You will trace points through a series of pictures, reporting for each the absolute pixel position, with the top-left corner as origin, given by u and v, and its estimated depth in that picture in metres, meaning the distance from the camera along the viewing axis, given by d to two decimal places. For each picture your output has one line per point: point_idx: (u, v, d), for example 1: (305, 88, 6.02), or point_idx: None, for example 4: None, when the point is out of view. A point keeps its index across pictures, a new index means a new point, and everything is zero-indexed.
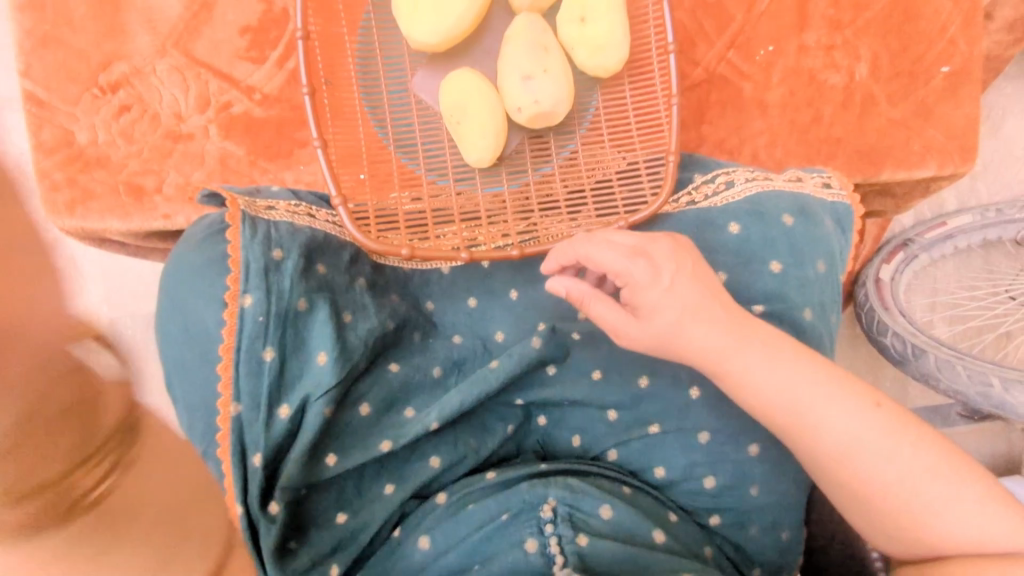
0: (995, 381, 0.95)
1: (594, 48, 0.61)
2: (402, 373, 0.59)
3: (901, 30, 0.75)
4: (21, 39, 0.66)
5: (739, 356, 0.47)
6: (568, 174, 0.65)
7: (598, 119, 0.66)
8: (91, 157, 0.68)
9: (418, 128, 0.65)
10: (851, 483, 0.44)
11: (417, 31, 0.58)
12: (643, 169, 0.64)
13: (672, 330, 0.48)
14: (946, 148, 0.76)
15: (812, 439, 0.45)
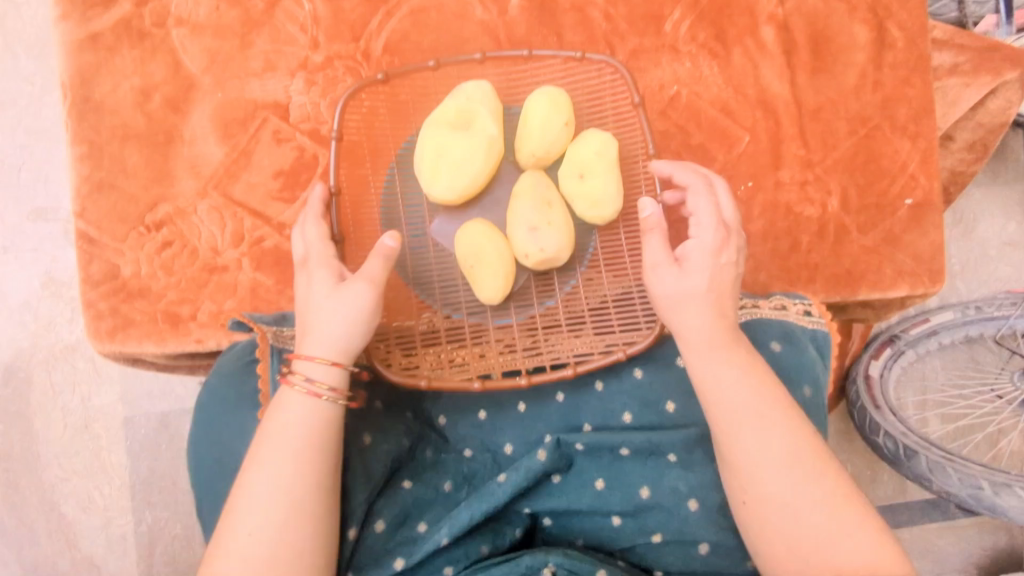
0: (984, 484, 0.98)
1: (592, 201, 0.68)
2: (414, 489, 0.64)
3: (867, 167, 0.83)
4: (78, 185, 0.74)
5: (721, 358, 0.56)
6: (570, 304, 0.70)
7: (597, 257, 0.71)
8: (133, 288, 0.74)
9: (432, 265, 0.70)
10: (781, 513, 0.51)
11: (437, 188, 0.66)
12: (637, 297, 0.69)
13: (691, 306, 0.57)
14: (916, 272, 0.83)
15: (753, 468, 0.53)
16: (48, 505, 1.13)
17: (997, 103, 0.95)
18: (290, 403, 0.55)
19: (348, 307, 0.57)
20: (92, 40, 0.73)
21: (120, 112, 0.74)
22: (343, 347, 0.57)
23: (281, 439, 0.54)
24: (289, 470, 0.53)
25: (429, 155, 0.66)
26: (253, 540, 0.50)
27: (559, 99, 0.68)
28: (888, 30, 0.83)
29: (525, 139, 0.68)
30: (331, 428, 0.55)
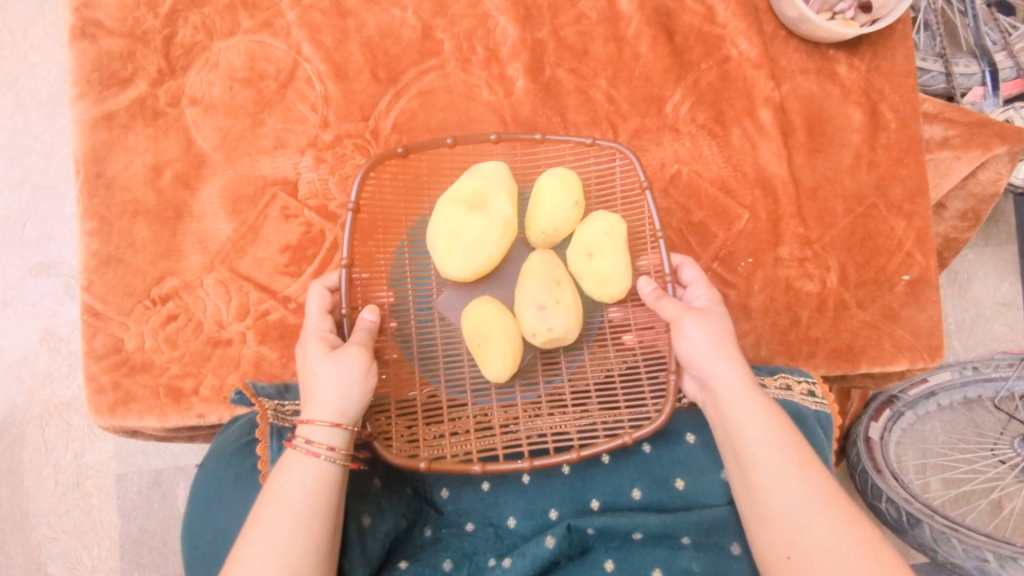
0: (990, 557, 0.97)
1: (600, 280, 0.68)
2: (410, 569, 0.62)
3: (864, 244, 0.84)
4: (87, 259, 0.75)
5: (751, 408, 0.58)
6: (576, 381, 0.70)
7: (602, 334, 0.72)
8: (136, 362, 0.74)
9: (438, 340, 0.70)
10: (829, 565, 0.51)
11: (450, 265, 0.66)
12: (643, 374, 0.69)
13: (717, 357, 0.61)
14: (915, 347, 0.84)
15: (794, 518, 0.53)
16: (35, 565, 1.10)
17: (988, 175, 0.97)
18: (293, 466, 0.55)
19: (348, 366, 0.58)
20: (107, 119, 0.76)
21: (131, 188, 0.76)
22: (342, 407, 0.57)
23: (284, 499, 0.53)
24: (289, 533, 0.51)
25: (443, 234, 0.67)
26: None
27: (570, 178, 0.69)
28: (881, 112, 0.86)
29: (536, 217, 0.70)
30: (332, 491, 0.54)
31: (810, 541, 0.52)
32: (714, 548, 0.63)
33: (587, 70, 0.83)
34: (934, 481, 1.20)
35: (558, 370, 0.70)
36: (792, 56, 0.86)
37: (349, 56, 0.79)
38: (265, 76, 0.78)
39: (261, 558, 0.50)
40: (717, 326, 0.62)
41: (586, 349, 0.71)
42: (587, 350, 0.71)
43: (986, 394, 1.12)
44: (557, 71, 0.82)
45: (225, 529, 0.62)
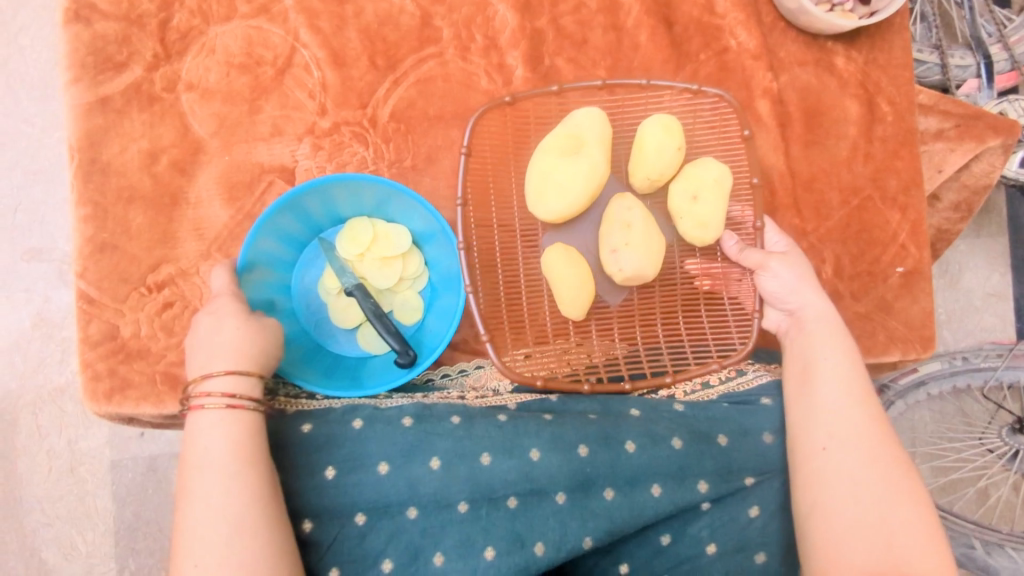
0: (978, 544, 0.99)
1: (698, 221, 0.75)
2: (421, 519, 0.60)
3: (859, 236, 0.85)
4: (81, 246, 0.74)
5: (833, 348, 0.66)
6: (670, 320, 0.80)
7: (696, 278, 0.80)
8: (132, 349, 0.74)
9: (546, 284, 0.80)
10: (857, 460, 0.60)
11: (541, 207, 0.75)
12: (729, 313, 0.79)
13: (803, 292, 0.70)
14: (907, 337, 0.84)
15: (836, 423, 0.62)
16: (29, 551, 1.11)
17: (982, 166, 0.97)
18: (209, 425, 0.59)
19: (256, 329, 0.65)
20: (102, 104, 0.75)
21: (126, 173, 0.75)
22: (253, 359, 0.63)
23: (204, 464, 0.57)
24: (223, 491, 0.55)
25: (536, 181, 0.75)
26: (204, 569, 0.52)
27: (673, 125, 0.74)
28: (878, 105, 0.86)
29: (643, 163, 0.75)
30: (254, 438, 0.59)
31: (847, 452, 0.60)
32: (729, 512, 0.65)
33: (586, 59, 0.82)
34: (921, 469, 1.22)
35: (654, 314, 0.80)
36: (790, 47, 0.86)
37: (346, 43, 0.78)
38: (262, 61, 0.77)
39: (209, 518, 0.54)
40: (800, 267, 0.72)
41: (678, 286, 0.81)
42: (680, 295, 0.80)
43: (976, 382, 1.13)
44: (556, 61, 0.82)
45: None
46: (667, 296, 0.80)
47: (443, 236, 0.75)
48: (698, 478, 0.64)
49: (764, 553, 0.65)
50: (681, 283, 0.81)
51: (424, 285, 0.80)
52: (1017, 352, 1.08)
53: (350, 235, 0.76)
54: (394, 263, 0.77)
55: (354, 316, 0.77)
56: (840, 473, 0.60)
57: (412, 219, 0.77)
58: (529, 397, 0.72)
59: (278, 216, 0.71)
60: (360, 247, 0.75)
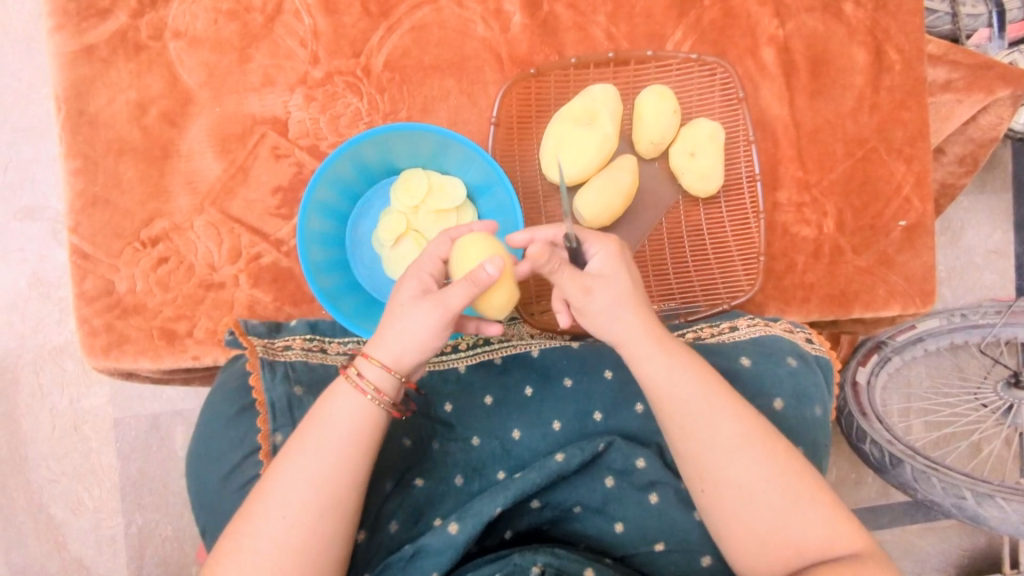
0: (969, 495, 1.00)
1: (700, 174, 0.77)
2: (426, 487, 0.63)
3: (862, 189, 0.83)
4: (72, 200, 0.73)
5: (630, 320, 0.55)
6: (680, 269, 0.80)
7: (703, 229, 0.81)
8: (128, 305, 0.73)
9: None
10: (721, 465, 0.53)
11: (554, 172, 0.75)
12: (738, 260, 0.80)
13: (617, 315, 0.55)
14: (907, 292, 0.83)
15: (700, 416, 0.54)
16: (36, 507, 1.12)
17: (989, 119, 0.94)
18: (336, 398, 0.53)
19: (420, 318, 0.53)
20: (86, 53, 0.73)
21: (115, 126, 0.73)
22: (400, 355, 0.53)
23: (327, 434, 0.52)
24: (326, 463, 0.51)
25: (551, 145, 0.76)
26: (288, 527, 0.49)
27: (667, 90, 0.76)
28: (886, 53, 0.83)
29: (643, 129, 0.77)
30: (377, 429, 0.53)
31: (715, 451, 0.53)
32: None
33: (586, 5, 0.80)
34: (915, 424, 1.22)
35: (664, 261, 0.80)
36: None
37: None
38: (250, 8, 0.75)
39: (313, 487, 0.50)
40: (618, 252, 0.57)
41: (685, 236, 0.81)
42: (690, 248, 0.81)
43: (973, 339, 1.13)
44: (555, 7, 0.79)
45: (212, 449, 0.64)
46: (676, 246, 0.81)
47: (500, 188, 0.73)
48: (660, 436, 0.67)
49: None
50: (689, 234, 0.81)
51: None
52: (1015, 309, 1.08)
53: (406, 186, 0.74)
54: (448, 216, 0.76)
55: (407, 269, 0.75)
56: (706, 458, 0.53)
57: (467, 171, 0.76)
58: (518, 347, 0.72)
59: (335, 165, 0.69)
60: (416, 199, 0.73)
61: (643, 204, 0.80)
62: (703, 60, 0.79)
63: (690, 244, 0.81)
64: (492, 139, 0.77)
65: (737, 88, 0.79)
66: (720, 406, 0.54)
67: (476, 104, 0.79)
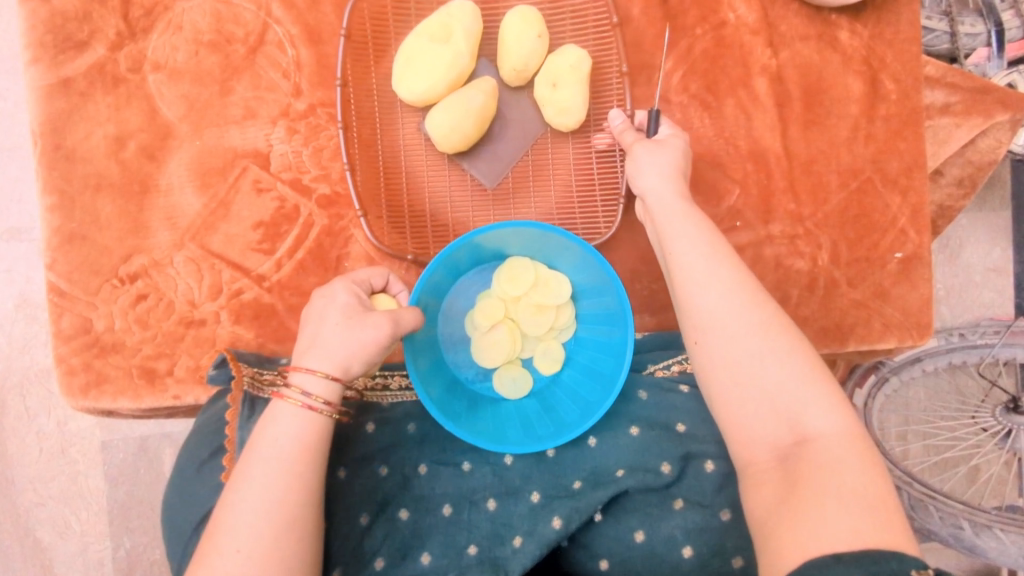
0: (966, 525, 0.97)
1: (560, 108, 0.73)
2: (412, 519, 0.59)
3: (857, 220, 0.82)
4: (49, 236, 0.71)
5: (665, 184, 0.62)
6: (543, 205, 0.77)
7: (568, 165, 0.78)
8: (107, 343, 0.71)
9: (422, 163, 0.77)
10: (722, 331, 0.51)
11: (402, 88, 0.71)
12: (600, 199, 0.77)
13: (660, 185, 0.62)
14: (904, 325, 0.81)
15: (693, 273, 0.54)
16: (24, 531, 1.11)
17: (988, 142, 0.92)
18: (281, 419, 0.51)
19: (353, 329, 0.54)
20: (64, 85, 0.71)
21: (93, 160, 0.72)
22: (345, 363, 0.53)
23: (269, 455, 0.49)
24: (281, 488, 0.48)
25: (402, 62, 0.72)
26: (244, 561, 0.45)
27: (530, 13, 0.72)
28: (881, 82, 0.82)
29: (506, 54, 0.73)
30: (321, 446, 0.51)
31: (715, 339, 0.52)
32: (701, 508, 0.58)
33: (574, 33, 0.79)
34: (914, 448, 1.20)
35: (526, 194, 0.78)
36: (792, 21, 0.82)
37: (322, 18, 0.75)
38: (232, 39, 0.74)
39: (262, 513, 0.47)
40: (667, 154, 0.64)
41: (552, 171, 0.78)
42: (554, 184, 0.77)
43: (971, 360, 1.10)
44: None
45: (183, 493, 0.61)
46: (538, 178, 0.78)
47: (612, 296, 0.69)
48: (660, 461, 0.60)
49: (742, 557, 0.57)
50: (553, 166, 0.78)
51: (570, 337, 0.77)
52: (1014, 330, 1.05)
53: (511, 274, 0.72)
54: (548, 313, 0.73)
55: (492, 357, 0.73)
56: (698, 318, 0.53)
57: (580, 273, 0.73)
58: None
59: (453, 250, 0.68)
60: (520, 289, 0.72)
61: (508, 133, 0.77)
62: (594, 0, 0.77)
63: (554, 181, 0.78)
64: (343, 53, 0.73)
65: (610, 18, 0.77)
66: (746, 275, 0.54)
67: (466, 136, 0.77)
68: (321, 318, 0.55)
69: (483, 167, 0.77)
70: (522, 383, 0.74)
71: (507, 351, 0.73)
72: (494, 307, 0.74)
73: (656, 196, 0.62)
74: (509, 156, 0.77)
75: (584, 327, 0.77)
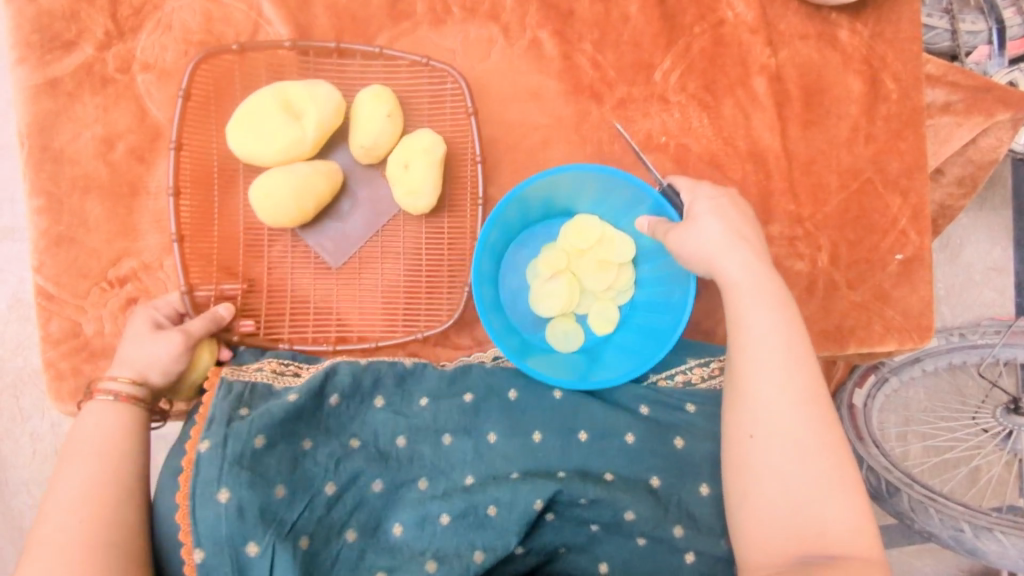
0: (967, 528, 0.96)
1: (408, 189, 0.71)
2: (385, 489, 0.58)
3: (857, 222, 0.81)
4: (36, 239, 0.70)
5: (735, 255, 0.57)
6: (386, 286, 0.76)
7: (420, 250, 0.77)
8: (96, 347, 0.70)
9: (265, 233, 0.74)
10: (777, 419, 0.50)
11: (234, 140, 0.68)
12: (445, 287, 0.77)
13: (727, 252, 0.57)
14: (904, 327, 0.80)
15: (760, 345, 0.53)
16: (17, 534, 1.10)
17: (988, 142, 0.91)
18: (94, 411, 0.57)
19: (147, 342, 0.62)
20: (51, 86, 0.70)
21: (81, 161, 0.71)
22: (145, 367, 0.61)
23: (85, 444, 0.55)
24: (89, 471, 0.53)
25: (245, 109, 0.69)
26: (60, 526, 0.49)
27: (383, 95, 0.70)
28: (882, 81, 0.81)
29: (356, 129, 0.71)
30: (134, 432, 0.57)
31: (769, 430, 0.50)
32: (702, 533, 0.59)
33: (571, 32, 0.78)
34: (913, 450, 1.18)
35: (371, 270, 0.76)
36: (791, 19, 0.80)
37: (313, 19, 0.74)
38: (223, 39, 0.73)
39: (77, 492, 0.51)
40: (731, 215, 0.60)
41: (402, 253, 0.77)
42: (408, 267, 0.77)
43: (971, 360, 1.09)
44: (539, 34, 0.78)
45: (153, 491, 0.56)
46: (391, 248, 0.77)
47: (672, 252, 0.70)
48: (648, 474, 0.62)
49: None
50: (408, 252, 0.77)
51: (626, 300, 0.77)
52: (1015, 330, 1.04)
53: (576, 230, 0.73)
54: (610, 271, 0.74)
55: (551, 307, 0.74)
56: (755, 398, 0.52)
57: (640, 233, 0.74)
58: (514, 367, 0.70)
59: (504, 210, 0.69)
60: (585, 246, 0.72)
61: (359, 211, 0.75)
62: (431, 67, 0.75)
63: (404, 262, 0.77)
64: (183, 112, 0.71)
65: (467, 103, 0.75)
66: (807, 354, 0.53)
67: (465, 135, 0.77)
68: (131, 333, 0.64)
69: (329, 242, 0.75)
70: (575, 337, 0.76)
71: (564, 305, 0.74)
72: (557, 258, 0.75)
73: (731, 270, 0.56)
74: (358, 231, 0.75)
75: (642, 291, 0.77)
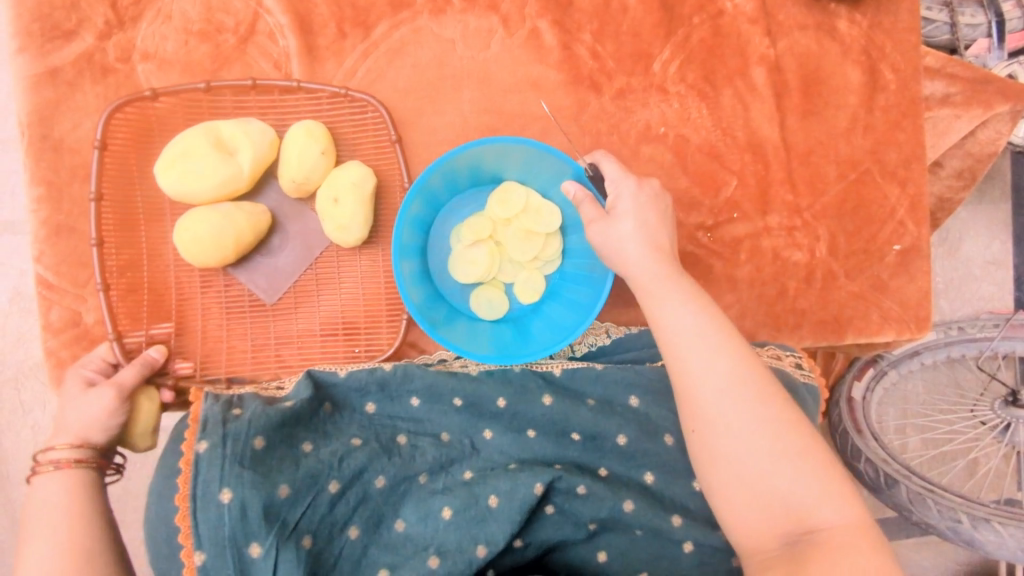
0: (965, 518, 0.96)
1: (338, 225, 0.70)
2: (387, 486, 0.57)
3: (856, 212, 0.81)
4: (36, 228, 0.70)
5: (648, 255, 0.58)
6: (322, 323, 0.75)
7: (355, 286, 0.76)
8: (96, 336, 0.71)
9: (197, 276, 0.73)
10: (720, 413, 0.50)
11: (165, 179, 0.67)
12: (383, 319, 0.76)
13: (637, 256, 0.58)
14: (901, 317, 0.80)
15: (681, 341, 0.53)
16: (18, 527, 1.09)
17: (987, 134, 0.90)
18: (45, 488, 0.55)
19: (87, 399, 0.62)
20: (51, 75, 0.70)
21: (81, 151, 0.71)
22: (84, 429, 0.60)
23: (45, 519, 0.52)
24: (55, 549, 0.50)
25: (176, 150, 0.68)
26: None
27: (315, 130, 0.70)
28: (880, 72, 0.81)
29: (285, 165, 0.70)
30: (85, 494, 0.55)
31: (709, 424, 0.50)
32: (696, 524, 0.61)
33: (571, 22, 0.78)
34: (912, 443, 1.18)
35: (307, 306, 0.75)
36: (790, 10, 0.81)
37: (313, 8, 0.74)
38: (223, 28, 0.73)
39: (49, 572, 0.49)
40: (641, 209, 0.61)
41: (341, 284, 0.75)
42: (344, 302, 0.75)
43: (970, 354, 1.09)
44: (539, 24, 0.78)
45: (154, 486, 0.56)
46: (325, 284, 0.75)
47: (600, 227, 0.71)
48: (643, 470, 0.63)
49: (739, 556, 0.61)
50: (345, 286, 0.75)
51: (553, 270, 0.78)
52: (1014, 322, 1.04)
53: (501, 198, 0.73)
54: (536, 240, 0.74)
55: (473, 273, 0.74)
56: (689, 396, 0.52)
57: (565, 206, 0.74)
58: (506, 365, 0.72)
59: (429, 179, 0.69)
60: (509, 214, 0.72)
61: (288, 248, 0.75)
62: (351, 97, 0.73)
63: (339, 297, 0.75)
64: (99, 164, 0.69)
65: (388, 131, 0.75)
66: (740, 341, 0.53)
67: (463, 127, 0.78)
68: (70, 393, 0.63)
69: (262, 280, 0.74)
70: (498, 307, 0.75)
71: (484, 271, 0.74)
72: (481, 225, 0.75)
73: (642, 272, 0.58)
74: (291, 267, 0.74)
75: (569, 261, 0.78)
